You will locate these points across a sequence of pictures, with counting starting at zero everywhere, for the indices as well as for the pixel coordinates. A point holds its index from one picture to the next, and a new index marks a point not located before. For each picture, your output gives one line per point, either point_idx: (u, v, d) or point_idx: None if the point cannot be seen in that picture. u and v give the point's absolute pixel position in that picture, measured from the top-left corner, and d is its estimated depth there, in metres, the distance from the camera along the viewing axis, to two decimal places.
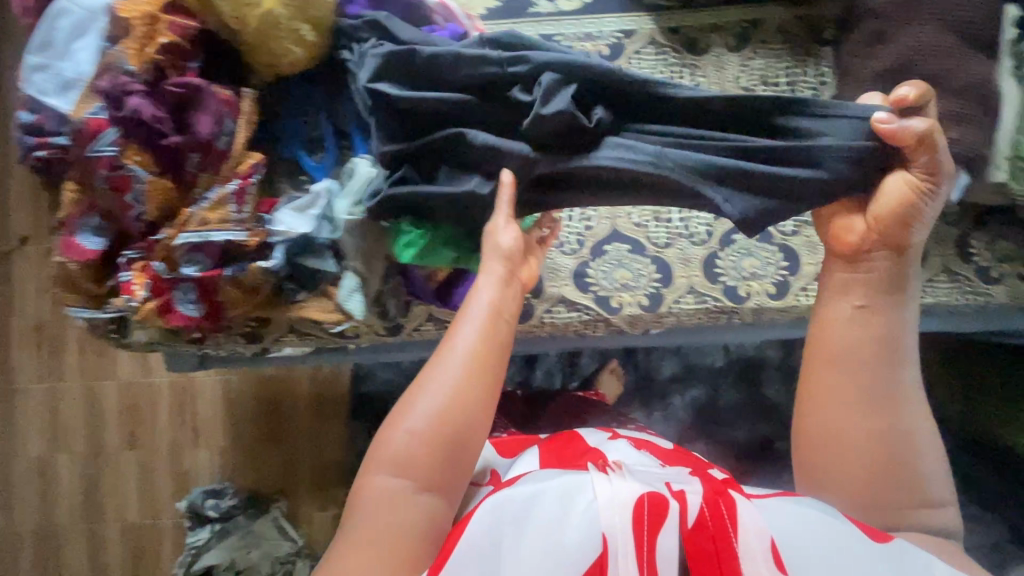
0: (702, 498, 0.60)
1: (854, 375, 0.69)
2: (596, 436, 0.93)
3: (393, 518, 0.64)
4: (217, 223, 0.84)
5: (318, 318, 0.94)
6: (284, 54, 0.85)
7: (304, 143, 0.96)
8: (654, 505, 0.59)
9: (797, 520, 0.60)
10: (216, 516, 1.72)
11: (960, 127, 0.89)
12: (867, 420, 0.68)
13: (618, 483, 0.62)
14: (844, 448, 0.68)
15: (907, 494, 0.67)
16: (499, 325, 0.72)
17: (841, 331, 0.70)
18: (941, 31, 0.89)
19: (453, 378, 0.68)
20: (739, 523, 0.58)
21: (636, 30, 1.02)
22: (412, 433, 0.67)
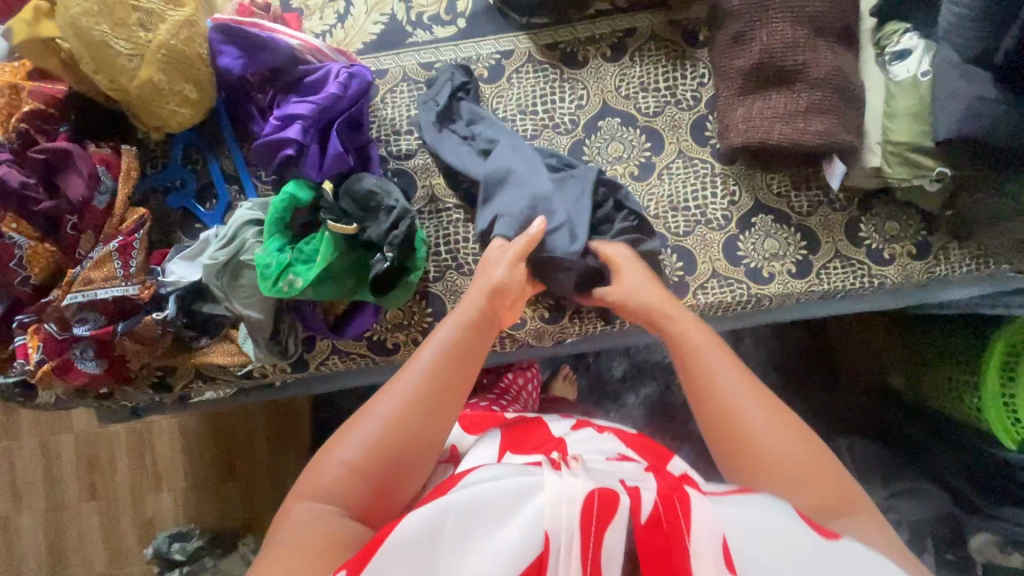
0: (655, 493, 0.52)
1: (738, 391, 0.70)
2: (563, 423, 0.88)
3: (325, 536, 0.61)
4: (102, 281, 0.85)
5: (222, 363, 0.95)
6: (170, 116, 0.89)
7: (194, 194, 0.98)
8: (607, 503, 0.51)
9: (747, 513, 0.53)
10: (183, 559, 1.71)
11: (820, 117, 0.92)
12: (761, 436, 0.67)
13: (567, 480, 0.54)
14: (779, 460, 0.65)
15: (825, 492, 0.63)
16: (448, 355, 0.73)
17: (717, 361, 0.74)
18: (794, 27, 0.93)
19: (393, 406, 0.68)
20: (692, 520, 0.50)
21: (514, 50, 1.04)
22: (347, 461, 0.65)
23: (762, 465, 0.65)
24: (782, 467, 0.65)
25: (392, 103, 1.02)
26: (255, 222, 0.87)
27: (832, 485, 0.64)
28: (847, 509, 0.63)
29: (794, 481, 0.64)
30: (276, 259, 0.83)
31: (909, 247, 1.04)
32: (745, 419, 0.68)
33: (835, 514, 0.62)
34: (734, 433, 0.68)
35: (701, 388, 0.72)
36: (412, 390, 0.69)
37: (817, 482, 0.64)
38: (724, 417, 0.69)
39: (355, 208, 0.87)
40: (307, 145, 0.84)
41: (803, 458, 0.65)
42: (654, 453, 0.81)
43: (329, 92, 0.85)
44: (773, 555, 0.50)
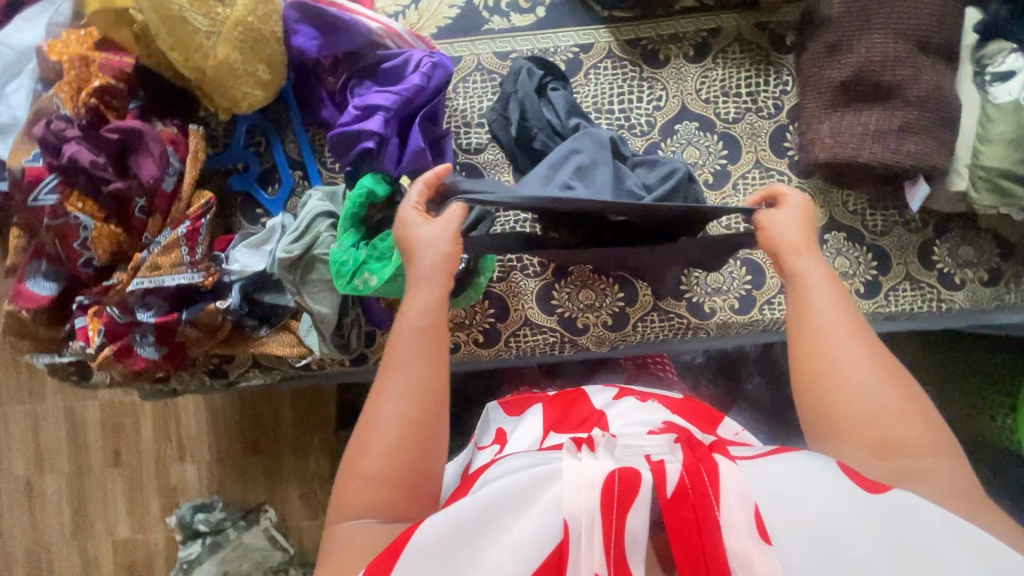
0: (681, 465, 0.49)
1: (837, 317, 0.62)
2: (604, 393, 0.87)
3: (372, 551, 0.55)
4: (169, 268, 0.82)
5: (281, 354, 0.93)
6: (242, 97, 0.85)
7: (257, 178, 0.94)
8: (628, 480, 0.48)
9: (770, 475, 0.49)
10: (207, 529, 1.77)
11: (913, 138, 0.89)
12: (856, 366, 0.59)
13: (584, 463, 0.51)
14: (867, 398, 0.58)
15: (915, 431, 0.56)
16: (438, 318, 0.66)
17: (817, 285, 0.65)
18: (894, 41, 0.89)
19: (399, 403, 0.60)
20: (722, 493, 0.47)
21: (593, 44, 1.00)
22: (374, 475, 0.58)
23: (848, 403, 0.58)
24: (866, 403, 0.58)
25: (464, 93, 0.98)
26: (328, 214, 0.84)
27: (917, 427, 0.57)
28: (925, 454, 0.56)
29: (880, 419, 0.57)
30: (352, 255, 0.80)
31: (982, 273, 1.02)
32: (844, 356, 0.60)
33: (912, 456, 0.55)
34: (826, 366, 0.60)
35: (797, 317, 0.65)
36: (422, 367, 0.62)
37: (907, 422, 0.57)
38: (818, 347, 0.61)
39: (432, 205, 0.84)
40: (386, 138, 0.80)
41: (896, 397, 0.58)
42: (703, 419, 0.82)
43: (411, 83, 0.81)
44: (805, 520, 0.46)
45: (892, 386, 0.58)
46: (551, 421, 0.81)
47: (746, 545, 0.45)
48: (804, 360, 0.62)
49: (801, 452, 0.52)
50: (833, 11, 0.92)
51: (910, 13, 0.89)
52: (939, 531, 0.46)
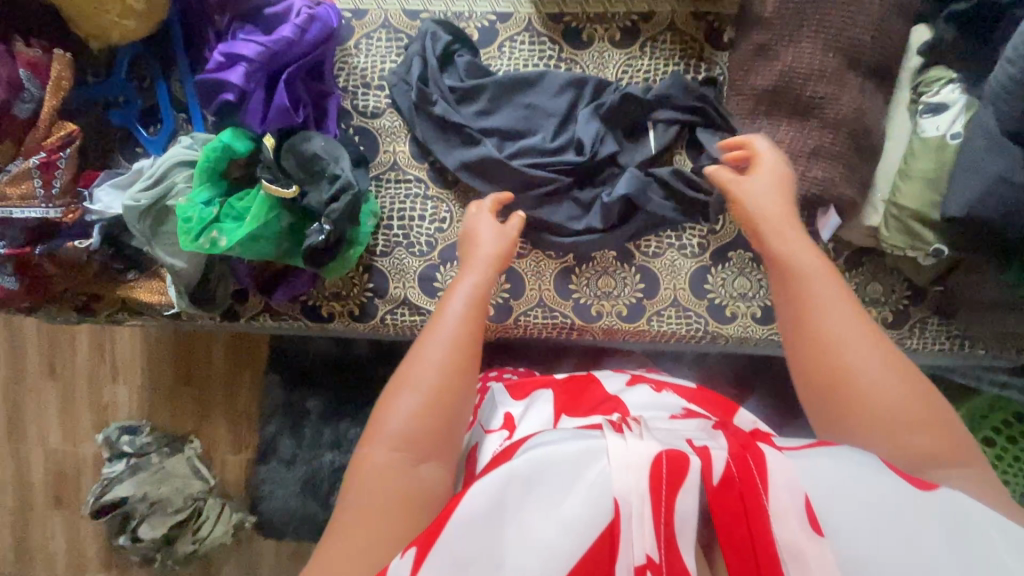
0: (727, 451, 0.42)
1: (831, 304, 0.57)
2: (617, 378, 0.83)
3: (402, 490, 0.53)
4: (19, 199, 0.80)
5: (148, 301, 0.92)
6: (112, 27, 0.80)
7: (138, 115, 0.90)
8: (676, 463, 0.41)
9: (838, 470, 0.41)
10: (131, 451, 1.78)
11: (825, 163, 0.82)
12: (881, 381, 0.52)
13: (630, 443, 0.42)
14: (896, 413, 0.51)
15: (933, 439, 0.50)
16: (474, 295, 0.69)
17: (820, 283, 0.59)
18: (824, 53, 0.81)
19: (439, 352, 0.61)
20: (769, 480, 0.40)
21: (512, 13, 0.92)
22: (413, 413, 0.57)
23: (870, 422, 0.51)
24: (882, 407, 0.51)
25: (366, 51, 0.92)
26: (188, 164, 0.81)
27: (947, 436, 0.50)
28: (954, 456, 0.49)
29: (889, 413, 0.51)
30: (199, 213, 0.77)
31: (887, 313, 0.97)
32: (864, 371, 0.52)
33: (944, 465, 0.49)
34: (842, 381, 0.53)
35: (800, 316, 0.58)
36: (461, 335, 0.63)
37: (929, 431, 0.50)
38: (834, 365, 0.54)
39: (297, 168, 0.80)
40: (249, 92, 0.75)
41: (915, 405, 0.51)
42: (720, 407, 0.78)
43: (282, 35, 0.76)
44: (877, 528, 0.39)
45: (920, 398, 0.51)
46: (563, 402, 0.76)
47: (795, 532, 0.38)
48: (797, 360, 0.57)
49: (844, 448, 0.44)
50: (766, 9, 0.84)
51: (847, 24, 0.80)
52: (991, 527, 0.40)
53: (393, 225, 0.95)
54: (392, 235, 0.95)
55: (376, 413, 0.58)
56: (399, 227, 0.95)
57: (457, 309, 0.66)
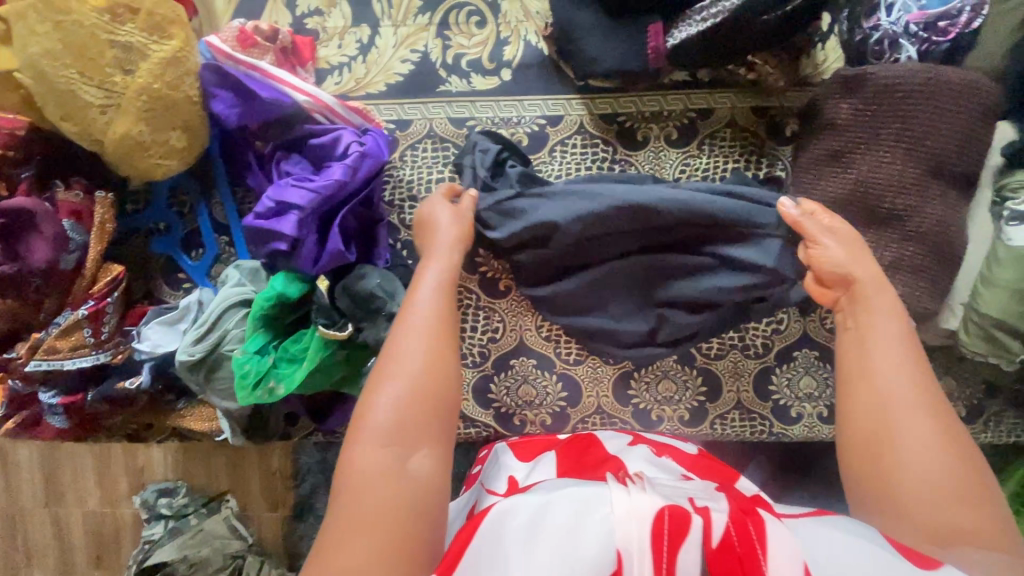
0: (727, 514, 0.46)
1: (890, 366, 0.60)
2: (618, 439, 0.80)
3: (393, 491, 0.51)
4: (69, 350, 0.76)
5: (198, 429, 0.89)
6: (154, 169, 0.76)
7: (180, 241, 0.87)
8: (679, 521, 0.45)
9: (835, 542, 0.46)
10: (170, 513, 1.61)
11: (905, 277, 0.78)
12: (923, 445, 0.55)
13: (634, 497, 0.47)
14: (930, 484, 0.53)
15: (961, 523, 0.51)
16: (448, 287, 0.67)
17: (885, 337, 0.62)
18: (904, 163, 0.76)
19: (417, 342, 0.61)
20: (769, 547, 0.44)
21: (563, 116, 0.88)
22: (397, 401, 0.56)
23: (900, 488, 0.54)
24: (917, 475, 0.54)
25: (411, 163, 0.87)
26: (239, 305, 0.78)
27: (973, 509, 0.51)
28: (980, 541, 0.50)
29: (926, 478, 0.53)
30: (256, 363, 0.74)
31: (960, 408, 0.94)
32: (907, 437, 0.56)
33: (967, 544, 0.50)
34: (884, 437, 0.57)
35: (854, 374, 0.62)
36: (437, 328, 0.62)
37: (963, 506, 0.51)
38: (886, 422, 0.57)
39: (352, 307, 0.76)
40: (301, 239, 0.72)
41: (947, 474, 0.53)
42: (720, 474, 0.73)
43: (333, 177, 0.72)
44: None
45: (953, 473, 0.53)
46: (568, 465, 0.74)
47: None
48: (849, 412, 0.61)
49: (838, 518, 0.50)
50: (839, 115, 0.79)
51: (931, 132, 0.75)
52: None
53: None
54: None
55: (358, 413, 0.56)
56: None
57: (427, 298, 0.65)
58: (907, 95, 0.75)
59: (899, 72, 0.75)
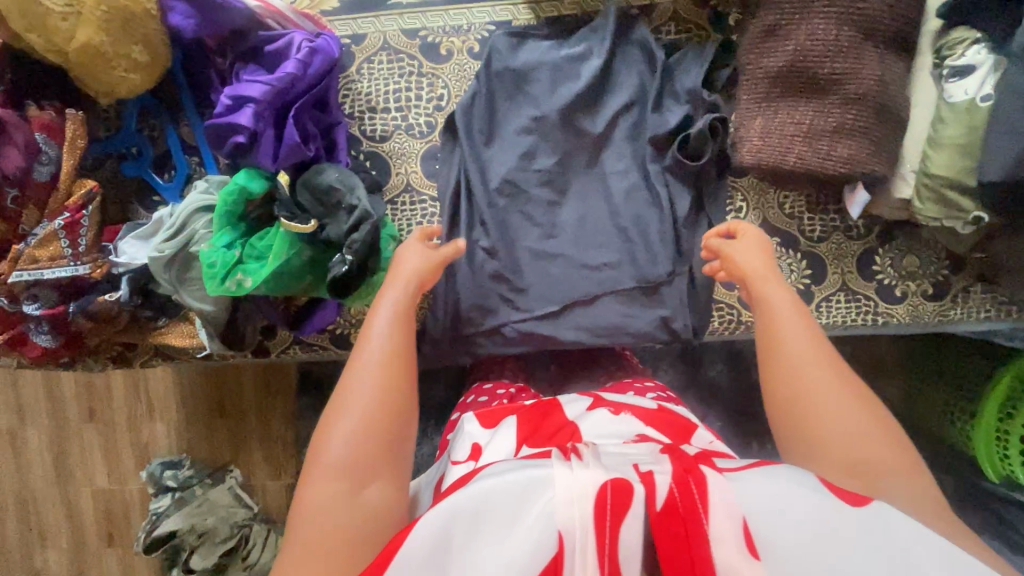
0: (670, 476, 0.45)
1: (795, 334, 0.64)
2: (578, 403, 0.80)
3: (347, 522, 0.52)
4: (48, 260, 0.80)
5: (181, 345, 0.92)
6: (119, 83, 0.80)
7: (152, 163, 0.91)
8: (621, 494, 0.44)
9: (775, 489, 0.45)
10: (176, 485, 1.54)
11: (850, 139, 0.80)
12: (827, 408, 0.58)
13: (575, 472, 0.46)
14: (848, 435, 0.57)
15: (884, 462, 0.55)
16: (404, 317, 0.68)
17: (784, 311, 0.67)
18: (838, 28, 0.78)
19: (368, 381, 0.60)
20: (710, 505, 0.43)
21: (511, 21, 0.91)
22: (350, 440, 0.56)
23: (818, 442, 0.57)
24: (831, 424, 0.57)
25: (368, 75, 0.91)
26: (208, 210, 0.82)
27: (888, 445, 0.56)
28: (893, 476, 0.54)
29: (848, 431, 0.57)
30: (223, 256, 0.77)
31: (926, 286, 0.95)
32: (819, 391, 0.60)
33: (880, 473, 0.54)
34: (797, 389, 0.61)
35: (765, 344, 0.66)
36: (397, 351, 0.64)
37: (877, 446, 0.56)
38: (788, 368, 0.62)
39: (314, 203, 0.80)
40: (260, 132, 0.75)
41: (863, 422, 0.57)
42: (677, 430, 0.74)
43: (285, 72, 0.75)
44: (799, 537, 0.42)
45: (862, 410, 0.58)
46: (524, 421, 0.75)
47: (732, 559, 0.41)
48: (767, 380, 0.64)
49: (783, 467, 0.48)
50: None
51: None
52: (918, 549, 0.42)
53: None
54: None
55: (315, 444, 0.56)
56: None
57: (381, 327, 0.66)
58: None
59: None
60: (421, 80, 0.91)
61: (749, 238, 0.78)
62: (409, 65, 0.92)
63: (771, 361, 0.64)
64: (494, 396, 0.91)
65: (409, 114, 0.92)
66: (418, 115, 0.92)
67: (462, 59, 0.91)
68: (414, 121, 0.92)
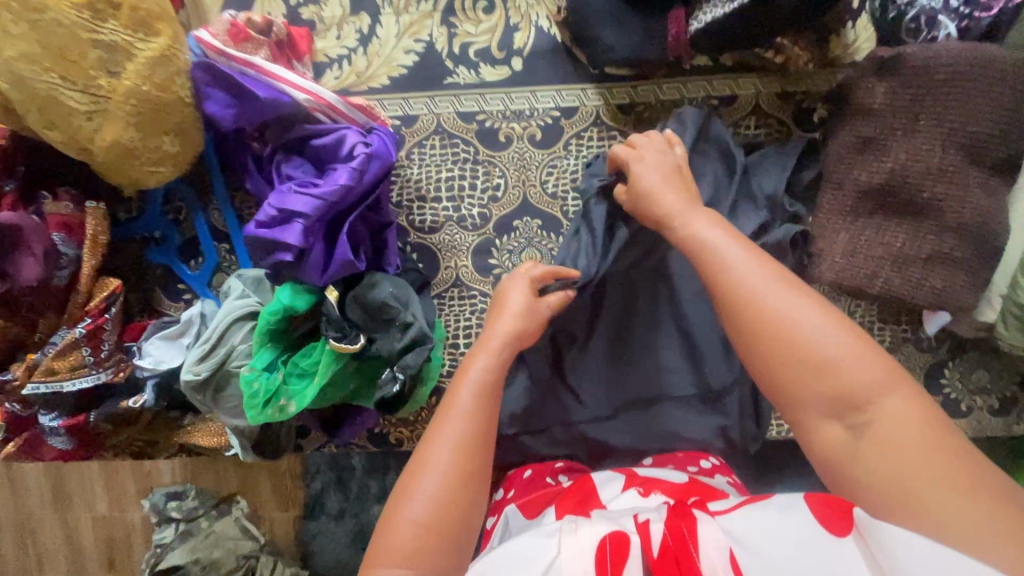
0: (665, 524, 0.43)
1: (747, 264, 0.52)
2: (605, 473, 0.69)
3: None
4: (68, 371, 0.73)
5: (208, 445, 0.83)
6: (147, 177, 0.71)
7: (178, 250, 0.82)
8: (619, 546, 0.42)
9: (749, 519, 0.42)
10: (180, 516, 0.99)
11: (944, 268, 0.74)
12: (798, 341, 0.47)
13: (577, 530, 0.44)
14: (824, 358, 0.46)
15: (872, 374, 0.45)
16: (500, 370, 0.62)
17: (728, 250, 0.54)
18: (942, 150, 0.72)
19: (445, 454, 0.54)
20: (699, 542, 0.41)
21: (578, 107, 0.83)
22: (421, 520, 0.50)
23: (801, 394, 0.47)
24: (811, 352, 0.46)
25: (419, 161, 0.84)
26: (244, 318, 0.75)
27: (879, 361, 0.45)
28: (891, 393, 0.44)
29: (834, 370, 0.45)
30: (265, 381, 0.71)
31: (993, 402, 0.91)
32: (792, 321, 0.47)
33: (876, 401, 0.44)
34: (758, 316, 0.49)
35: (711, 283, 0.54)
36: (474, 411, 0.57)
37: (864, 367, 0.45)
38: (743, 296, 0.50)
39: (364, 317, 0.73)
40: (308, 248, 0.68)
41: (846, 342, 0.46)
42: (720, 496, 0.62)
43: (338, 182, 0.67)
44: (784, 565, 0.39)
45: (843, 332, 0.46)
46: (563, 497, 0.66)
47: None
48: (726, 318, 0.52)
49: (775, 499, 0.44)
50: (874, 99, 0.75)
51: (971, 116, 0.71)
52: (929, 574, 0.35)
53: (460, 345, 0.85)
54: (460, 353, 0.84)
55: (380, 526, 0.51)
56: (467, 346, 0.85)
57: (473, 380, 0.60)
58: (942, 76, 0.71)
59: (937, 52, 0.71)
60: (476, 167, 0.84)
61: (651, 158, 0.68)
62: (465, 150, 0.83)
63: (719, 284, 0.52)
64: (541, 470, 0.80)
65: (461, 204, 0.84)
66: (471, 206, 0.84)
67: (522, 146, 0.83)
68: (467, 213, 0.84)
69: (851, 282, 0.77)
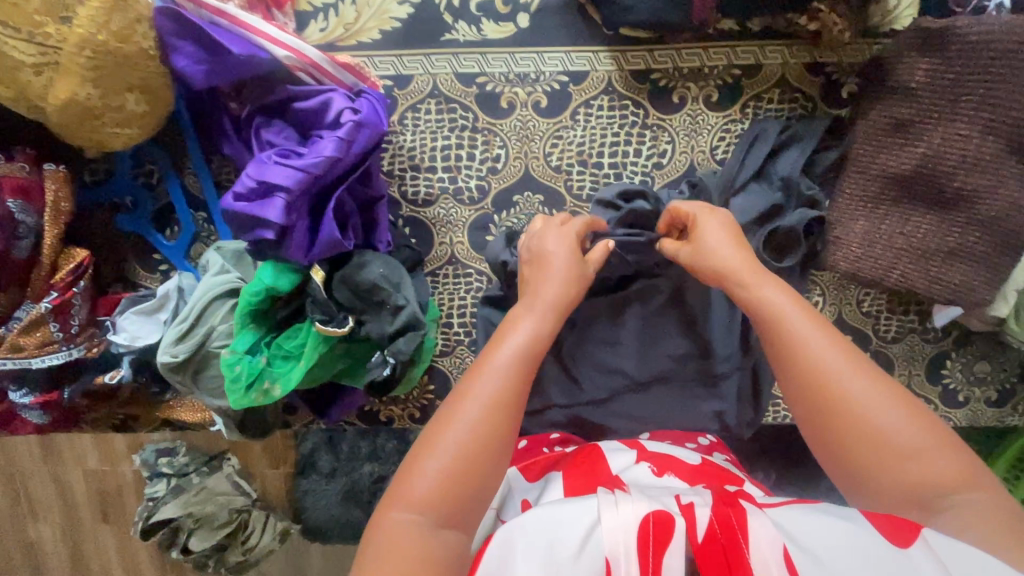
0: (711, 508, 0.39)
1: (818, 346, 0.47)
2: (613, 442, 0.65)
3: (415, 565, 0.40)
4: (35, 348, 0.69)
5: (191, 420, 0.80)
6: (112, 139, 0.65)
7: (150, 217, 0.76)
8: (663, 528, 0.37)
9: (806, 521, 0.38)
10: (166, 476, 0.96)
11: (964, 262, 0.71)
12: (872, 434, 0.43)
13: (617, 504, 0.39)
14: (898, 451, 0.42)
15: (945, 466, 0.41)
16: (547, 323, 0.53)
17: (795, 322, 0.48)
18: (981, 138, 0.67)
19: (479, 406, 0.46)
20: (750, 531, 0.37)
21: (588, 72, 0.76)
22: (444, 469, 0.43)
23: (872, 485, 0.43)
24: (886, 445, 0.42)
25: (413, 127, 0.77)
26: (225, 295, 0.70)
27: (952, 456, 0.42)
28: (965, 488, 0.41)
29: (908, 467, 0.42)
30: (247, 365, 0.67)
31: (992, 393, 0.89)
32: (870, 414, 0.43)
33: (947, 494, 0.41)
34: (831, 402, 0.45)
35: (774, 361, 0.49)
36: (524, 371, 0.49)
37: (938, 457, 0.41)
38: (808, 365, 0.46)
39: (353, 299, 0.68)
40: (291, 225, 0.62)
41: (921, 436, 0.42)
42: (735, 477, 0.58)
43: (323, 153, 0.61)
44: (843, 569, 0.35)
45: (917, 423, 0.43)
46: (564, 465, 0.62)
47: None
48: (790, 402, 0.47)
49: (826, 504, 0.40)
50: (913, 77, 0.69)
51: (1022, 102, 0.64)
52: None
53: (453, 323, 0.81)
54: (453, 333, 0.81)
55: (399, 469, 0.44)
56: (461, 325, 0.81)
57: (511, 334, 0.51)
58: (990, 53, 0.64)
59: (991, 27, 0.64)
60: (475, 136, 0.77)
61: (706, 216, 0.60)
62: (463, 116, 0.77)
63: (776, 346, 0.48)
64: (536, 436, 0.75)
65: (458, 176, 0.78)
66: (468, 178, 0.78)
67: (526, 115, 0.76)
68: (464, 185, 0.78)
69: (865, 271, 0.74)
